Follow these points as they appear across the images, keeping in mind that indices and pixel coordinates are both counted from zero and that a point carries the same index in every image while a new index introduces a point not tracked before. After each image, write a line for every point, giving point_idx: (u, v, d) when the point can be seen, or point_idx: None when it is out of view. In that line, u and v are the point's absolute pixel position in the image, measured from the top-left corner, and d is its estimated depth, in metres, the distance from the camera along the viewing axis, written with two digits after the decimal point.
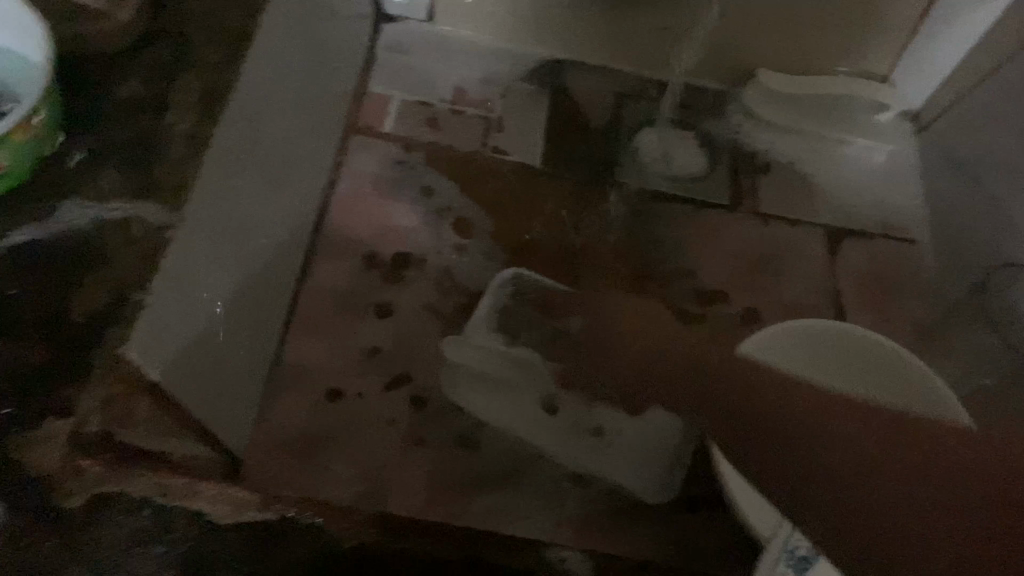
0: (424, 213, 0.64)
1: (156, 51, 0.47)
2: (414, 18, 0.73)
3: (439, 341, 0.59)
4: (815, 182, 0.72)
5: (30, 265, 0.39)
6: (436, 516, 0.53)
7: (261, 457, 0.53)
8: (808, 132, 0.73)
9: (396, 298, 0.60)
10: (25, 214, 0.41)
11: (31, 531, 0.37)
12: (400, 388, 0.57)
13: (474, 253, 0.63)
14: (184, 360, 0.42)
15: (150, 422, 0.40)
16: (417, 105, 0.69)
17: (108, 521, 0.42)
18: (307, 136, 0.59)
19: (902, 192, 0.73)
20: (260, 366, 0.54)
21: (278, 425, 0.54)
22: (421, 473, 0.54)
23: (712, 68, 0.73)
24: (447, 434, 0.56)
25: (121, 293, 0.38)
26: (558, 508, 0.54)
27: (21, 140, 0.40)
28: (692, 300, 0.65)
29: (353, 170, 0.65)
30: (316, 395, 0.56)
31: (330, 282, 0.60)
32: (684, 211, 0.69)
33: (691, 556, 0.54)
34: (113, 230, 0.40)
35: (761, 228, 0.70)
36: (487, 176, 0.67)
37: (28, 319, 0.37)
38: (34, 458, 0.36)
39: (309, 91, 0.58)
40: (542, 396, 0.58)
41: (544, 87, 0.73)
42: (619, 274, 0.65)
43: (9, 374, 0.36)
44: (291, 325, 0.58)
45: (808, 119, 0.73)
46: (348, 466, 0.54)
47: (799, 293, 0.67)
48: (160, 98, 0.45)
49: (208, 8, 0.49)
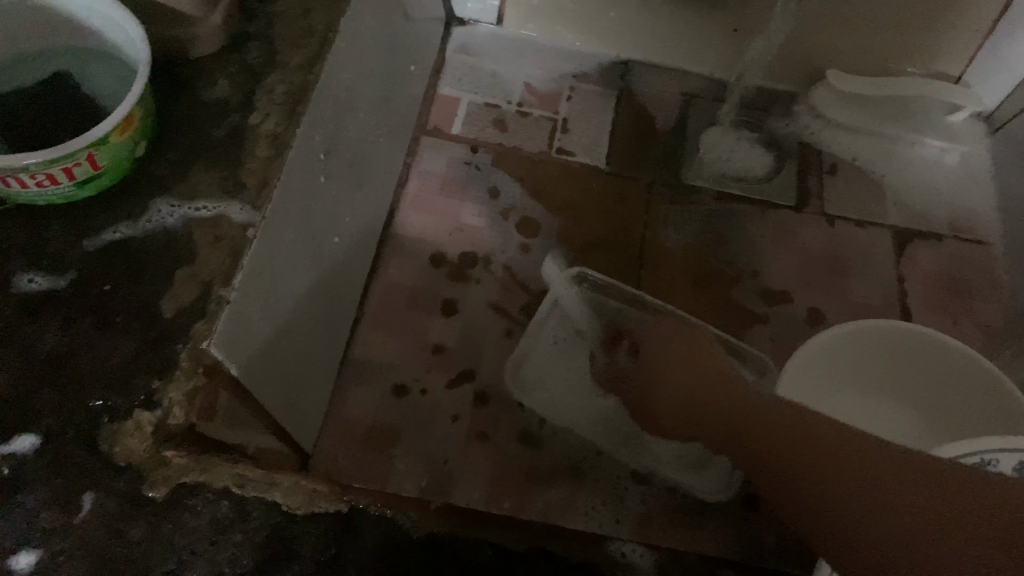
0: (491, 213, 0.66)
1: (244, 58, 0.50)
2: (484, 21, 0.74)
3: (504, 338, 0.60)
4: (885, 183, 0.72)
5: (122, 258, 0.43)
6: (500, 509, 0.54)
7: (331, 446, 0.55)
8: (878, 133, 0.73)
9: (462, 296, 0.62)
10: (118, 211, 0.45)
11: (121, 518, 0.40)
12: (465, 383, 0.58)
13: (539, 252, 0.64)
14: (266, 351, 0.44)
15: (230, 414, 0.41)
16: (486, 107, 0.71)
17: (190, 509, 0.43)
18: (381, 138, 0.61)
19: (974, 193, 0.72)
20: (332, 359, 0.56)
21: (348, 417, 0.56)
22: (485, 467, 0.55)
23: (782, 68, 0.72)
24: (510, 429, 0.57)
25: (207, 288, 0.40)
26: (619, 505, 0.55)
27: (119, 141, 0.44)
28: (757, 300, 0.65)
29: (424, 170, 0.67)
30: (385, 388, 0.58)
31: (399, 278, 0.62)
32: (750, 212, 0.69)
33: (753, 555, 0.54)
34: (201, 229, 0.43)
35: (829, 230, 0.69)
36: (553, 177, 0.68)
37: (121, 310, 0.41)
38: (123, 449, 0.39)
39: (383, 94, 0.60)
40: (607, 395, 0.58)
41: (611, 89, 0.73)
42: (683, 275, 0.66)
43: (103, 364, 0.40)
44: (362, 320, 0.60)
45: (879, 120, 0.72)
46: (414, 457, 0.55)
47: (868, 295, 0.67)
48: (245, 102, 0.48)
49: (290, 16, 0.52)
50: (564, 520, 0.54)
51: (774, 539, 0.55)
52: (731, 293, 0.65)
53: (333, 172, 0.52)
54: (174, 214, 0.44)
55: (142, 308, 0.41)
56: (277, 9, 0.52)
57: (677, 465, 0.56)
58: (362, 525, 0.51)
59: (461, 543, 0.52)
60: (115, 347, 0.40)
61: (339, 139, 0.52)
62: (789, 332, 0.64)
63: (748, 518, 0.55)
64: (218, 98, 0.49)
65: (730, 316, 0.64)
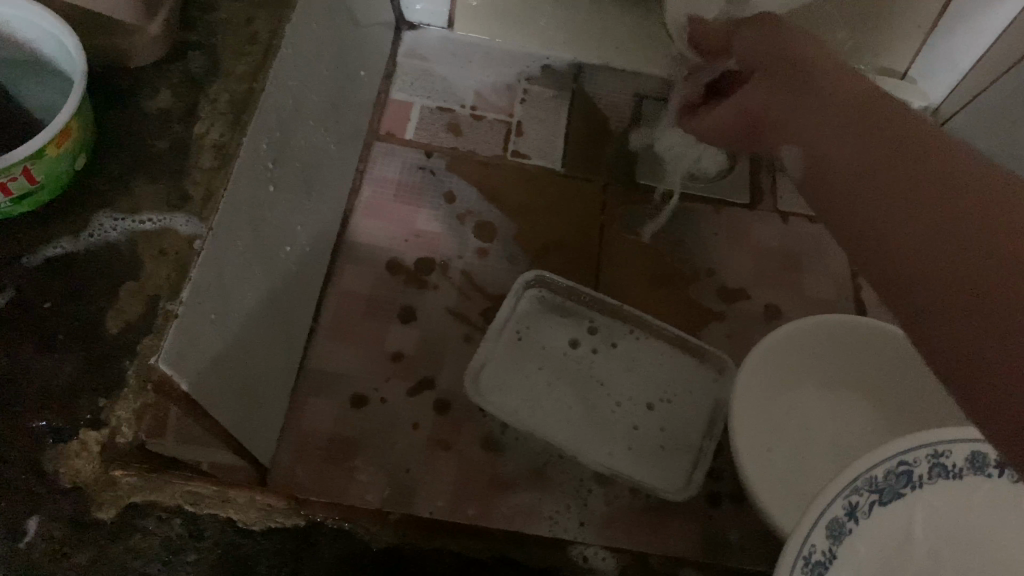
0: (447, 217, 0.65)
1: (185, 68, 0.49)
2: (435, 25, 0.74)
3: (464, 344, 0.60)
4: None
5: (64, 277, 0.42)
6: (463, 517, 0.53)
7: (288, 461, 0.54)
8: None
9: (420, 302, 0.61)
10: (58, 228, 0.44)
11: (69, 542, 0.44)
12: (425, 391, 0.58)
13: (497, 256, 0.64)
14: (217, 365, 0.43)
15: (180, 427, 0.42)
16: (438, 111, 0.70)
17: (142, 525, 0.48)
18: (332, 144, 0.60)
19: None
20: (287, 371, 0.55)
21: (304, 429, 0.55)
22: (447, 475, 0.55)
23: None
24: (472, 436, 0.56)
25: (152, 303, 0.39)
26: (582, 507, 0.54)
27: (56, 154, 0.42)
28: (714, 298, 0.66)
29: (377, 176, 0.66)
30: (342, 399, 0.57)
31: (355, 287, 0.61)
32: (706, 210, 0.70)
33: (719, 552, 0.54)
34: (145, 242, 0.42)
35: (783, 226, 0.70)
36: (509, 180, 0.68)
37: (64, 331, 0.40)
38: (72, 470, 0.41)
39: (333, 100, 0.59)
40: (568, 398, 0.58)
41: (564, 90, 0.73)
42: (641, 274, 0.66)
43: (50, 385, 0.39)
44: (317, 330, 0.59)
45: None
46: (374, 468, 0.54)
47: (822, 289, 0.68)
48: (189, 113, 0.47)
49: (234, 23, 0.51)
50: (529, 525, 0.53)
51: (738, 534, 0.55)
52: (689, 291, 0.66)
53: (282, 182, 0.51)
54: (117, 228, 0.43)
55: (88, 327, 0.40)
56: (218, 16, 0.51)
57: (638, 466, 0.56)
58: (321, 541, 0.52)
59: (425, 557, 0.52)
60: (60, 368, 0.40)
61: (288, 147, 0.52)
62: (746, 328, 0.65)
63: (711, 516, 0.55)
64: (161, 109, 0.48)
65: (689, 314, 0.65)
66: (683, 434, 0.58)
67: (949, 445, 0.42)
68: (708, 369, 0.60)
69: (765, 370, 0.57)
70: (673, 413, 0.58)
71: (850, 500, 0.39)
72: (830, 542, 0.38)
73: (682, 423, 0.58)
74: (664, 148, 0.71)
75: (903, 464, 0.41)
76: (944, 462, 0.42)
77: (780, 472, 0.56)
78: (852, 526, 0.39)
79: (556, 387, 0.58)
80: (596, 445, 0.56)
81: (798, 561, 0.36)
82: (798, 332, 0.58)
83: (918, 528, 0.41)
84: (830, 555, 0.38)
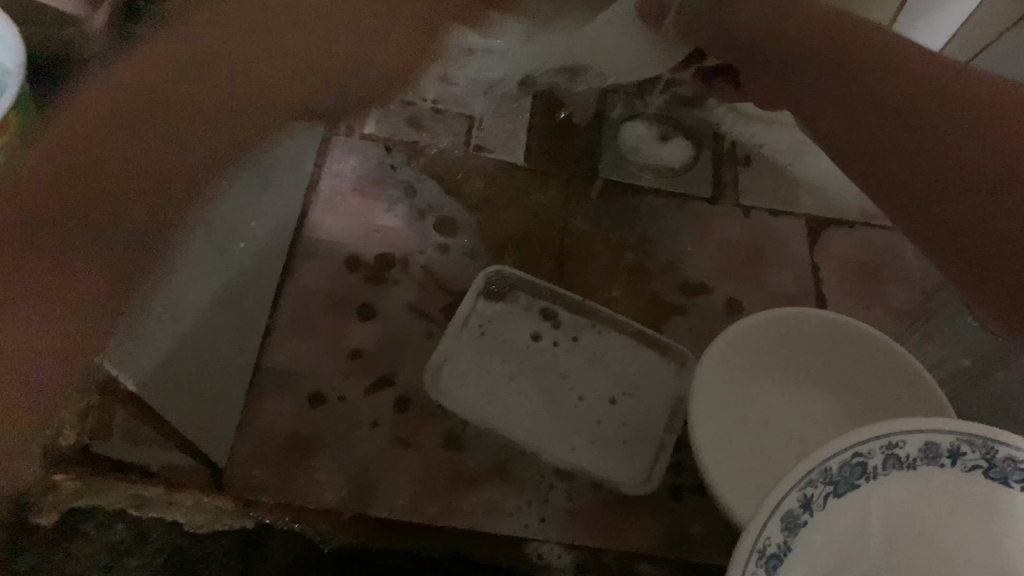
0: (408, 212, 0.64)
1: (133, 54, 0.47)
2: None
3: (426, 340, 0.58)
4: (796, 173, 0.74)
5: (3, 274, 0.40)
6: (423, 517, 0.52)
7: (241, 461, 0.51)
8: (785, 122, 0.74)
9: (381, 298, 0.60)
10: None
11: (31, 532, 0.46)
12: (385, 388, 0.56)
13: (458, 252, 0.63)
14: None
15: None
16: (398, 105, 0.70)
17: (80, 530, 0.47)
18: (288, 138, 0.59)
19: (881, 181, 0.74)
20: (242, 369, 0.54)
21: (259, 428, 0.53)
22: (408, 473, 0.53)
23: None
24: (433, 433, 0.55)
25: None
26: (544, 502, 0.54)
27: None
28: (677, 292, 0.65)
29: (335, 170, 0.65)
30: (298, 399, 0.54)
31: (313, 281, 0.59)
32: (669, 204, 0.70)
33: (680, 546, 0.54)
34: None
35: (745, 219, 0.70)
36: (471, 175, 0.67)
37: None
38: None
39: (290, 91, 0.58)
40: (529, 391, 0.57)
41: (526, 85, 0.73)
42: (605, 268, 0.65)
43: None
44: (272, 327, 0.58)
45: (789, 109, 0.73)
46: (333, 467, 0.52)
47: (783, 283, 0.68)
48: (136, 101, 0.45)
49: (184, 10, 0.49)
50: (490, 522, 0.53)
51: (699, 528, 0.55)
52: (652, 285, 0.65)
53: None
54: None
55: None
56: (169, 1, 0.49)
57: (599, 459, 0.56)
58: (272, 544, 0.49)
59: (385, 551, 0.51)
60: None
61: None
62: (708, 322, 0.65)
63: (673, 509, 0.56)
64: (106, 98, 0.45)
65: (651, 309, 0.64)
66: (646, 428, 0.57)
67: (904, 435, 0.37)
68: (669, 363, 0.60)
69: (726, 360, 0.57)
70: (635, 406, 0.58)
71: (804, 492, 0.35)
72: (784, 535, 0.35)
73: (645, 415, 0.58)
74: (626, 143, 0.71)
75: (858, 456, 0.36)
76: (898, 453, 0.37)
77: (742, 463, 0.56)
78: (806, 518, 0.36)
79: (518, 381, 0.58)
80: (559, 439, 0.56)
81: (752, 554, 0.33)
82: (761, 322, 0.58)
83: (877, 513, 0.38)
84: (785, 549, 0.35)
